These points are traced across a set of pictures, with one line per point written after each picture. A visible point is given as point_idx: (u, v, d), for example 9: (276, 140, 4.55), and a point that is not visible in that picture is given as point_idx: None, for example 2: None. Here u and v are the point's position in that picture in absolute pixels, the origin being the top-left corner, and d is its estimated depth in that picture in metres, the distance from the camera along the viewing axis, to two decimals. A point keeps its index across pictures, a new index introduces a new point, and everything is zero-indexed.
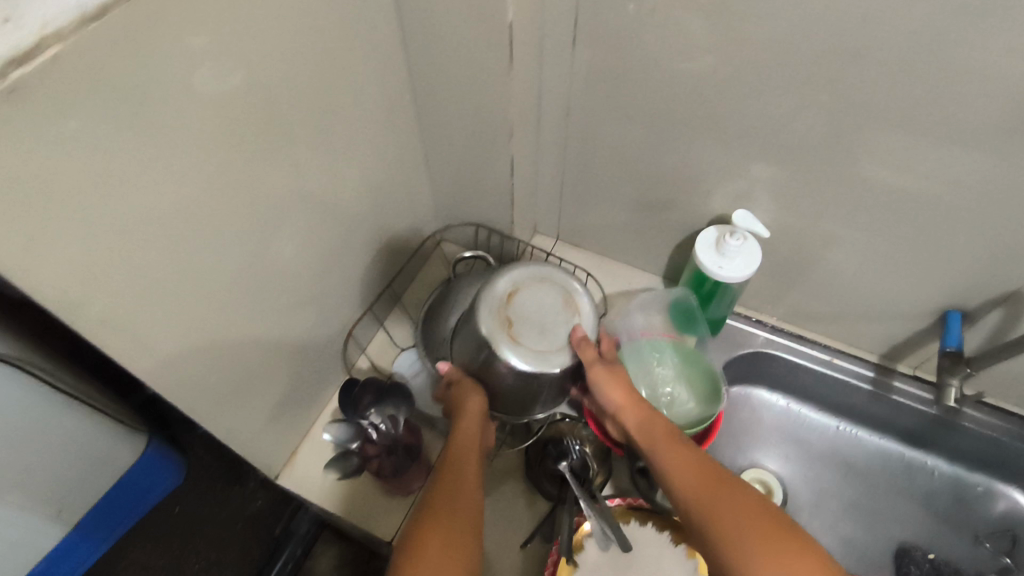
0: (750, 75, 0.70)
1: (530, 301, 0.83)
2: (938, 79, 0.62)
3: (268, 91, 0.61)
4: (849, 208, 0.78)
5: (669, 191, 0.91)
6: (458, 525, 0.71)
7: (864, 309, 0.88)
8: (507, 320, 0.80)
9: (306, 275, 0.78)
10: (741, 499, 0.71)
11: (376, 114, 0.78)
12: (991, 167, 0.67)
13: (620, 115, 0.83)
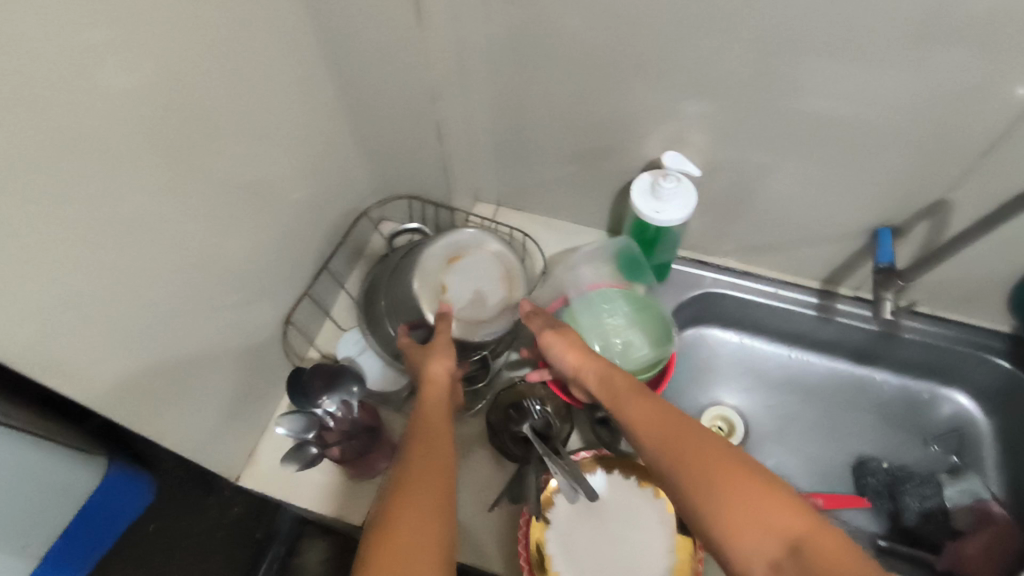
0: (666, 17, 0.61)
1: (464, 277, 0.68)
2: (833, 12, 0.56)
3: (19, 63, 0.38)
4: (798, 140, 0.69)
5: (603, 139, 0.78)
6: (431, 488, 0.46)
7: (817, 245, 0.81)
8: (440, 290, 0.67)
9: (176, 297, 0.56)
10: (701, 435, 0.48)
11: (206, 79, 0.54)
12: (907, 85, 0.60)
13: (541, 61, 0.70)
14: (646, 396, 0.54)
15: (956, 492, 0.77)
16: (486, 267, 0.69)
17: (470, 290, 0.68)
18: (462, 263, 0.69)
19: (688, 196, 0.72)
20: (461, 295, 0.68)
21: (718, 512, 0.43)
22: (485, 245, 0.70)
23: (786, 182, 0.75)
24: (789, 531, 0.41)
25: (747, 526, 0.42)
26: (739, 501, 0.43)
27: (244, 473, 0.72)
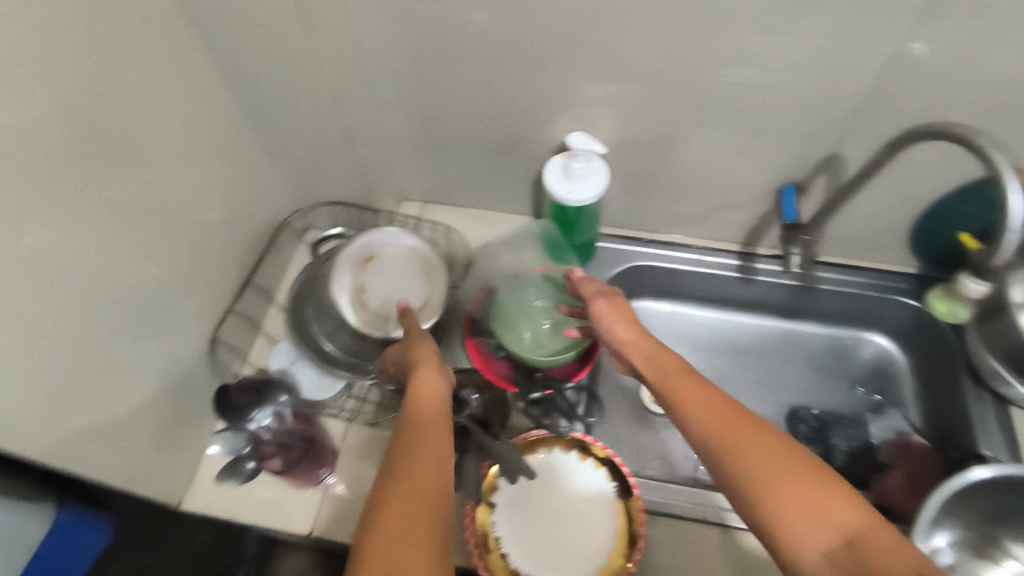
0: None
1: (383, 274, 0.67)
2: None
3: None
4: (699, 108, 0.71)
5: (515, 127, 0.79)
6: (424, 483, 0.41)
7: (734, 209, 0.83)
8: (360, 290, 0.65)
9: (86, 324, 0.55)
10: (755, 420, 0.44)
11: (93, 94, 0.52)
12: (793, 45, 0.62)
13: (443, 53, 0.70)
14: (692, 373, 0.49)
15: (879, 429, 0.83)
16: (403, 263, 0.68)
17: (389, 288, 0.66)
18: (378, 261, 0.67)
19: (599, 174, 0.74)
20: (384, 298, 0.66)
21: (769, 504, 0.39)
22: (401, 242, 0.69)
23: (695, 151, 0.77)
24: (848, 527, 0.37)
25: (804, 520, 0.38)
26: (795, 487, 0.39)
27: (185, 498, 0.70)
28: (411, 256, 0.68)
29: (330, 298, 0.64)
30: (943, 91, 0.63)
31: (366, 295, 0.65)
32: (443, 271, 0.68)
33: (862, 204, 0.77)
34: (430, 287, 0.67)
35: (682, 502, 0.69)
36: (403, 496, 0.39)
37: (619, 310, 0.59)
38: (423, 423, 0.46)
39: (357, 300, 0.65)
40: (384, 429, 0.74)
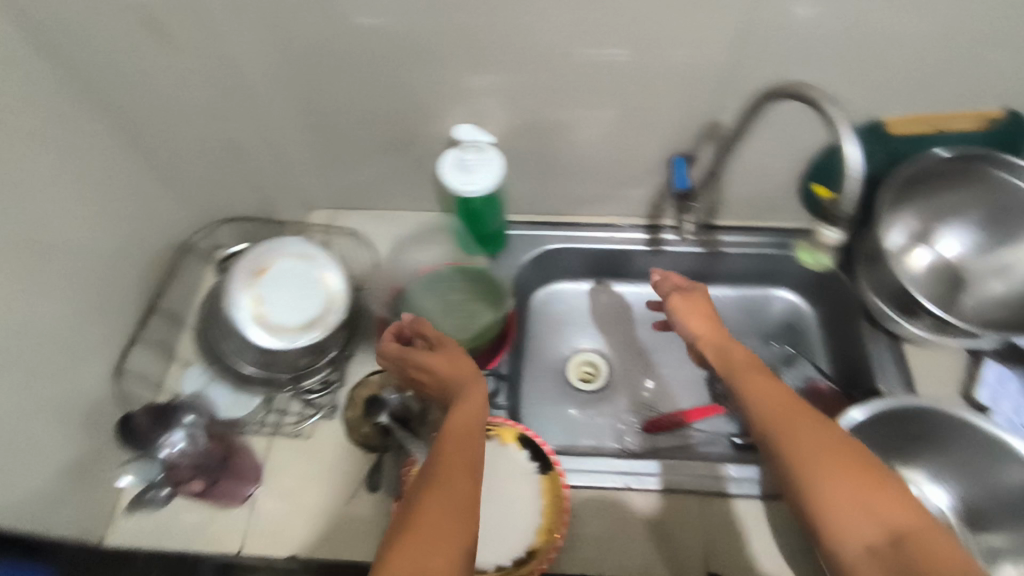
0: None
1: (278, 283, 0.66)
2: None
3: None
4: (583, 86, 0.73)
5: (411, 123, 0.79)
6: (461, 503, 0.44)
7: (631, 184, 0.86)
8: (256, 303, 0.64)
9: None
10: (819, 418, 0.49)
11: None
12: (663, 13, 0.64)
13: (328, 50, 0.70)
14: (762, 373, 0.55)
15: (790, 380, 0.86)
16: (296, 268, 0.67)
17: (286, 295, 0.65)
18: (270, 271, 0.66)
19: (495, 163, 0.75)
20: (283, 306, 0.65)
21: (824, 499, 0.44)
22: (289, 249, 0.67)
23: (587, 130, 0.79)
24: (896, 524, 0.42)
25: (853, 515, 0.43)
26: (842, 486, 0.44)
27: (106, 532, 0.68)
28: (304, 260, 0.68)
29: (225, 316, 0.62)
30: (799, 53, 0.66)
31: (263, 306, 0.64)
32: (339, 271, 0.68)
33: (748, 165, 0.80)
34: (329, 286, 0.67)
35: (603, 475, 0.72)
36: (438, 510, 0.43)
37: (697, 308, 0.66)
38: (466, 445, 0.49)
39: (255, 313, 0.64)
40: (307, 438, 0.74)
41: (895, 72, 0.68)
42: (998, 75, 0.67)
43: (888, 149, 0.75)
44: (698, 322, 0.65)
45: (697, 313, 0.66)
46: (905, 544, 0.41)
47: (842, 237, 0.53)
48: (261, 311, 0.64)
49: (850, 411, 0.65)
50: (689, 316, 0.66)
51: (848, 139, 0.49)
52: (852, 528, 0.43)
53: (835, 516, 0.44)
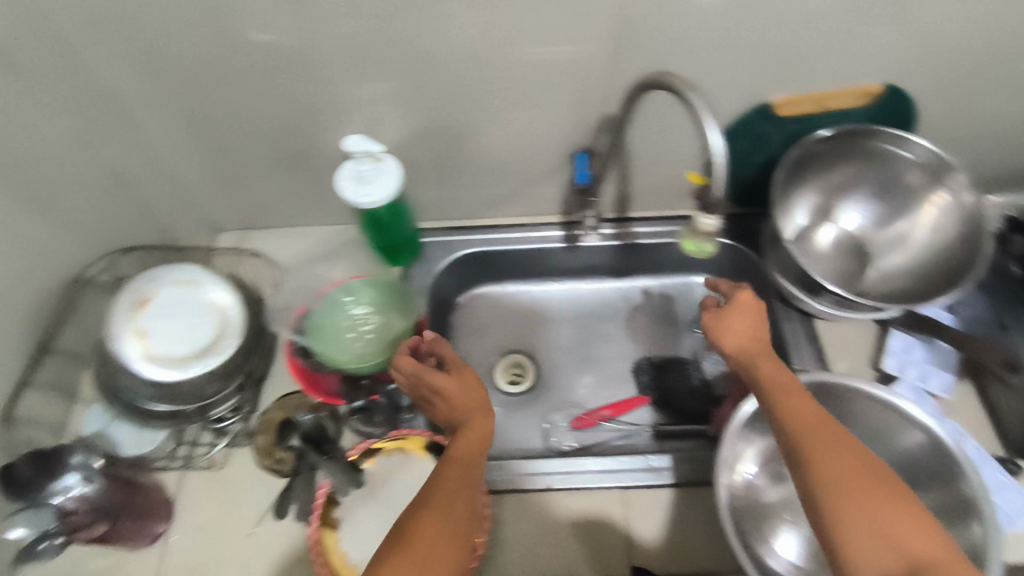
0: None
1: (163, 312, 0.63)
2: None
3: None
4: (479, 86, 0.72)
5: (312, 136, 0.78)
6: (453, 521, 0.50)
7: (539, 182, 0.85)
8: (142, 335, 0.62)
9: None
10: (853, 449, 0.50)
11: None
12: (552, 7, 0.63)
13: (215, 62, 0.68)
14: (802, 395, 0.54)
15: (712, 364, 0.87)
16: (183, 293, 0.65)
17: (173, 322, 0.63)
18: (154, 300, 0.64)
19: (391, 171, 0.74)
20: (171, 334, 0.63)
21: (847, 526, 0.46)
22: (169, 277, 0.65)
23: (491, 131, 0.78)
24: (916, 556, 0.44)
25: (874, 547, 0.45)
26: (866, 514, 0.46)
27: None
28: (191, 285, 0.65)
29: (110, 351, 0.60)
30: (680, 42, 0.66)
31: (149, 337, 0.62)
32: (228, 290, 0.66)
33: (649, 152, 0.80)
34: (219, 308, 0.65)
35: (525, 475, 0.71)
36: (429, 533, 0.48)
37: (747, 316, 0.60)
38: (466, 467, 0.54)
39: (141, 345, 0.61)
40: (221, 467, 0.72)
41: (795, 54, 0.68)
42: (876, 53, 0.68)
43: (783, 128, 0.75)
44: (742, 326, 0.60)
45: (740, 316, 0.60)
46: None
47: (720, 221, 0.53)
48: (147, 342, 0.62)
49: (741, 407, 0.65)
50: (733, 318, 0.60)
51: (711, 125, 0.49)
52: (870, 558, 0.45)
53: (858, 544, 0.45)
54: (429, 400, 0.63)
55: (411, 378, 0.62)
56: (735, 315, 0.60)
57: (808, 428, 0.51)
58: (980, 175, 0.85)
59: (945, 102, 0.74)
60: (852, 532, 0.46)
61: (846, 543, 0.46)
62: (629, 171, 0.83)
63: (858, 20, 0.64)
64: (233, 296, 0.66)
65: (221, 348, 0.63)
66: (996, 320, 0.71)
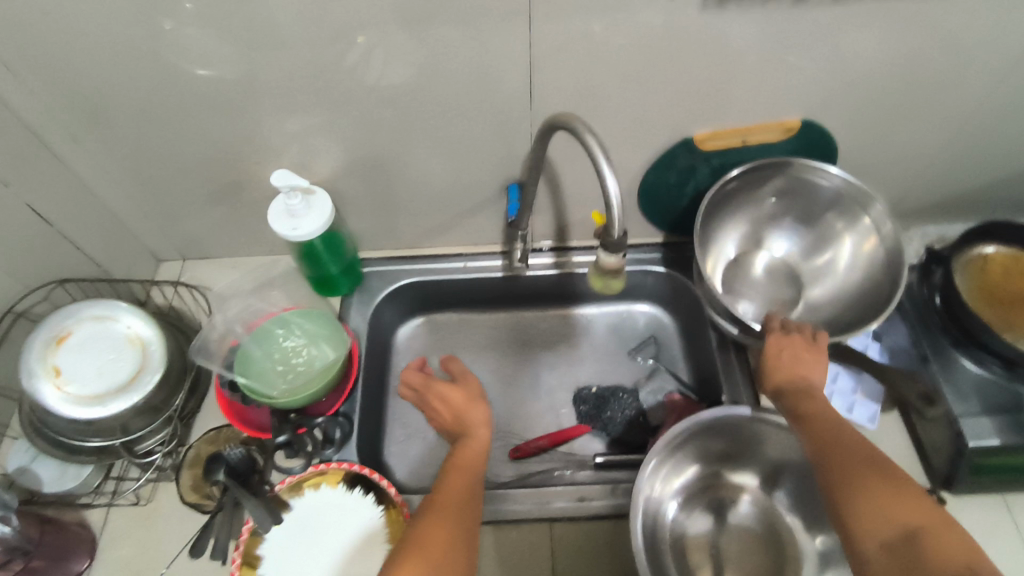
0: (228, 33, 0.62)
1: (81, 348, 0.64)
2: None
3: None
4: (408, 124, 0.73)
5: (246, 169, 0.78)
6: (461, 519, 0.57)
7: (475, 213, 0.86)
8: (58, 373, 0.62)
9: None
10: (861, 445, 0.55)
11: None
12: (473, 53, 0.64)
13: (141, 99, 0.68)
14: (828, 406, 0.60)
15: (649, 394, 0.87)
16: (102, 329, 0.65)
17: (90, 358, 0.63)
18: (72, 335, 0.64)
19: (320, 208, 0.75)
20: (88, 371, 0.63)
21: (854, 504, 0.51)
22: (88, 311, 0.66)
23: (424, 166, 0.79)
24: (912, 525, 0.48)
25: (873, 518, 0.49)
26: (869, 494, 0.51)
27: None
28: (110, 320, 0.66)
29: (22, 388, 0.60)
30: (595, 86, 0.68)
31: (65, 375, 0.62)
32: (142, 318, 0.66)
33: (580, 184, 0.81)
34: (138, 343, 0.65)
35: None
36: (442, 531, 0.55)
37: (801, 351, 0.64)
38: (468, 477, 0.61)
39: (56, 383, 0.62)
40: (147, 503, 0.72)
41: (712, 93, 0.69)
42: (789, 93, 0.69)
43: (706, 161, 0.77)
44: (785, 363, 0.64)
45: (804, 350, 0.65)
46: (919, 542, 0.47)
47: (623, 257, 0.55)
48: (61, 380, 0.62)
49: (647, 459, 0.63)
50: (790, 345, 0.65)
51: (606, 163, 0.51)
52: (872, 528, 0.49)
53: (862, 520, 0.50)
54: (435, 409, 0.69)
55: (421, 393, 0.70)
56: (790, 342, 0.65)
57: (823, 430, 0.57)
58: (906, 203, 0.87)
59: (862, 136, 0.75)
60: (856, 506, 0.51)
61: (852, 518, 0.50)
62: (563, 203, 0.84)
63: (768, 65, 0.66)
64: (153, 330, 0.66)
65: (139, 384, 0.63)
66: (919, 351, 0.71)
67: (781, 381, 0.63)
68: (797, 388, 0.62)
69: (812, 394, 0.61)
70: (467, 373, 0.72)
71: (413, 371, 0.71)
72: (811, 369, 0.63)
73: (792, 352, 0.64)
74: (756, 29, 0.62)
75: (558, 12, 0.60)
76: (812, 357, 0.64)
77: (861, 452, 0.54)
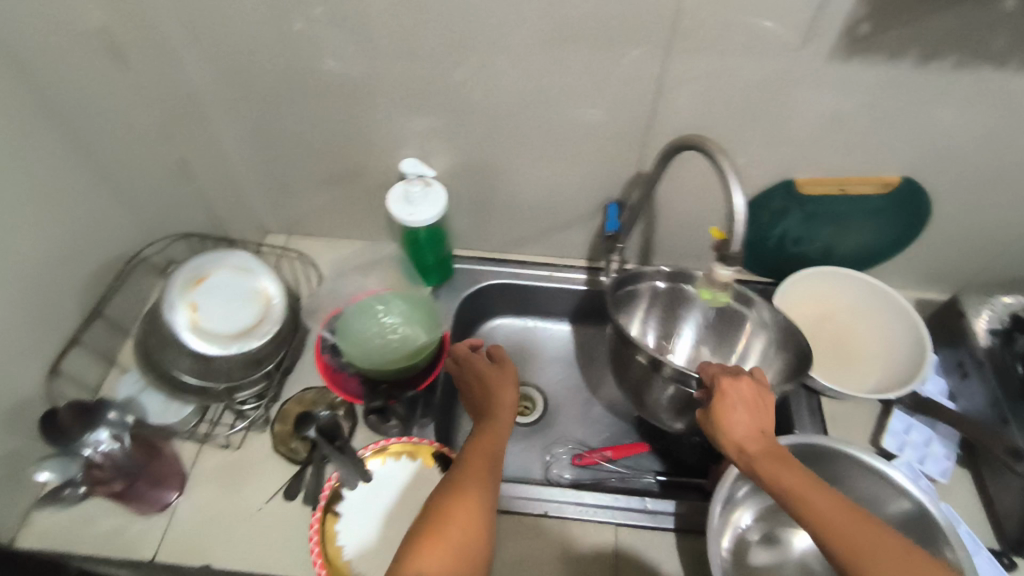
0: (389, 36, 0.68)
1: (217, 290, 0.69)
2: (528, 17, 0.65)
3: None
4: (528, 137, 0.78)
5: (367, 157, 0.84)
6: (477, 502, 0.58)
7: (569, 227, 0.91)
8: (193, 308, 0.67)
9: None
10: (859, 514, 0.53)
11: None
12: (605, 74, 0.69)
13: (294, 86, 0.75)
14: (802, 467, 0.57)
15: None
16: (236, 278, 0.70)
17: (223, 301, 0.68)
18: (210, 277, 0.69)
19: (440, 199, 0.80)
20: (218, 313, 0.68)
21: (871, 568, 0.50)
22: (228, 259, 0.71)
23: (532, 177, 0.84)
24: None
25: None
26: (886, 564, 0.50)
27: (20, 533, 0.68)
28: (245, 270, 0.71)
29: (162, 314, 0.65)
30: (712, 121, 0.73)
31: (199, 311, 0.67)
32: (273, 277, 0.71)
33: (672, 211, 0.86)
34: (265, 297, 0.70)
35: (522, 501, 0.75)
36: (465, 512, 0.56)
37: (744, 400, 0.61)
38: (486, 458, 0.62)
39: (190, 317, 0.67)
40: (236, 449, 0.76)
41: (819, 141, 0.73)
42: (894, 149, 0.73)
43: (802, 206, 0.81)
44: (745, 418, 0.60)
45: (739, 415, 0.60)
46: None
47: (735, 272, 0.59)
48: (195, 315, 0.67)
49: None
50: (736, 396, 0.61)
51: (736, 183, 0.55)
52: None
53: None
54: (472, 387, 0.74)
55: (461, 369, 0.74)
56: (732, 392, 0.61)
57: (818, 505, 0.53)
58: (989, 270, 0.89)
59: (956, 201, 0.79)
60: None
61: None
62: (655, 227, 0.88)
63: (879, 120, 0.70)
64: (280, 290, 0.71)
65: (261, 334, 0.68)
66: (996, 412, 0.74)
67: (742, 442, 0.59)
68: (761, 455, 0.57)
69: (783, 455, 0.57)
70: (508, 359, 0.75)
71: (462, 348, 0.75)
72: (765, 419, 0.60)
73: (739, 415, 0.60)
74: (874, 85, 0.67)
75: (695, 49, 0.65)
76: (765, 405, 0.62)
77: (857, 529, 0.52)
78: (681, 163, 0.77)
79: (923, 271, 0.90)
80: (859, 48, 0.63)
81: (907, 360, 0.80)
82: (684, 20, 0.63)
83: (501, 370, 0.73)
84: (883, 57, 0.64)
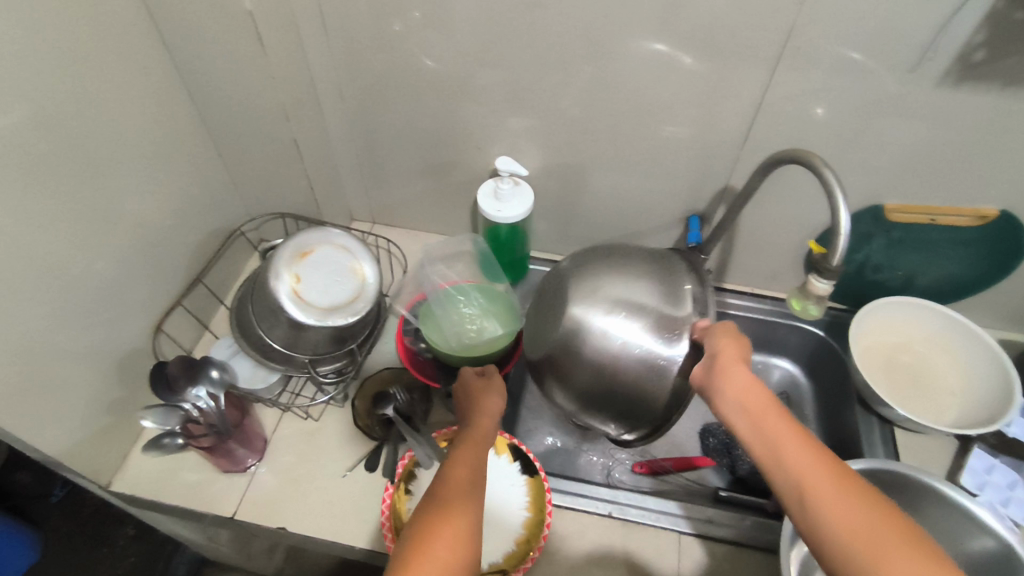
0: (499, 41, 0.71)
1: (320, 265, 0.73)
2: (635, 30, 0.67)
3: None
4: (620, 146, 0.80)
5: (460, 155, 0.87)
6: (464, 513, 0.51)
7: (648, 237, 0.92)
8: (296, 280, 0.71)
9: (48, 293, 0.60)
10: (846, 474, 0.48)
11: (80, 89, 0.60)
12: (703, 90, 0.71)
13: (401, 79, 0.78)
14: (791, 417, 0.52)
15: None
16: (337, 255, 0.74)
17: (326, 277, 0.72)
18: (315, 252, 0.73)
19: (528, 198, 0.83)
20: (320, 287, 0.71)
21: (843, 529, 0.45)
22: (331, 238, 0.74)
23: (618, 185, 0.86)
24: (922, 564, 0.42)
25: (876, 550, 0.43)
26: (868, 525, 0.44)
27: (115, 478, 0.73)
28: (345, 249, 0.74)
29: (269, 281, 0.69)
30: (805, 142, 0.73)
31: (302, 283, 0.71)
32: (370, 257, 0.75)
33: (753, 229, 0.86)
34: (362, 276, 0.74)
35: (586, 498, 0.76)
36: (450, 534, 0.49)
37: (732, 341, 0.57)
38: (470, 460, 0.57)
39: (293, 287, 0.70)
40: (315, 420, 0.79)
41: (913, 169, 0.73)
42: (994, 181, 0.72)
43: (887, 232, 0.81)
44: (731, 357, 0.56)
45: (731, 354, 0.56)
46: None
47: (830, 286, 0.59)
48: (298, 286, 0.70)
49: None
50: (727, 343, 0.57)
51: (842, 199, 0.56)
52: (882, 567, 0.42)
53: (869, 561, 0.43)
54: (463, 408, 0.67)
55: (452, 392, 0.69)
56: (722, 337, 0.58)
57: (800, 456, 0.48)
58: None
59: None
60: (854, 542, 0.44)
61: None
62: (734, 243, 0.89)
63: (980, 152, 0.70)
64: (376, 270, 0.75)
65: (354, 310, 0.71)
66: None
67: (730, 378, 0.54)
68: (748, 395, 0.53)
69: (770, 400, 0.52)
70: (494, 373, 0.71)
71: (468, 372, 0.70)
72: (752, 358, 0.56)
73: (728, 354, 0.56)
74: (981, 114, 0.66)
75: (799, 70, 0.66)
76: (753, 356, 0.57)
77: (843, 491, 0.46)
78: (769, 181, 0.78)
79: (1010, 310, 0.88)
80: (970, 75, 0.63)
81: (988, 393, 0.79)
82: (795, 37, 0.64)
83: (493, 389, 0.68)
84: (994, 87, 0.64)
